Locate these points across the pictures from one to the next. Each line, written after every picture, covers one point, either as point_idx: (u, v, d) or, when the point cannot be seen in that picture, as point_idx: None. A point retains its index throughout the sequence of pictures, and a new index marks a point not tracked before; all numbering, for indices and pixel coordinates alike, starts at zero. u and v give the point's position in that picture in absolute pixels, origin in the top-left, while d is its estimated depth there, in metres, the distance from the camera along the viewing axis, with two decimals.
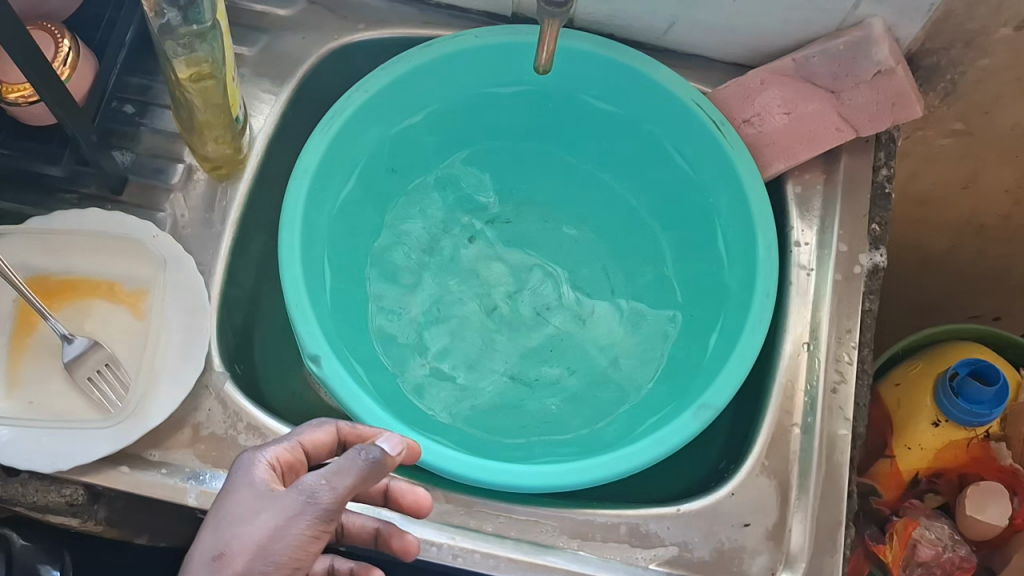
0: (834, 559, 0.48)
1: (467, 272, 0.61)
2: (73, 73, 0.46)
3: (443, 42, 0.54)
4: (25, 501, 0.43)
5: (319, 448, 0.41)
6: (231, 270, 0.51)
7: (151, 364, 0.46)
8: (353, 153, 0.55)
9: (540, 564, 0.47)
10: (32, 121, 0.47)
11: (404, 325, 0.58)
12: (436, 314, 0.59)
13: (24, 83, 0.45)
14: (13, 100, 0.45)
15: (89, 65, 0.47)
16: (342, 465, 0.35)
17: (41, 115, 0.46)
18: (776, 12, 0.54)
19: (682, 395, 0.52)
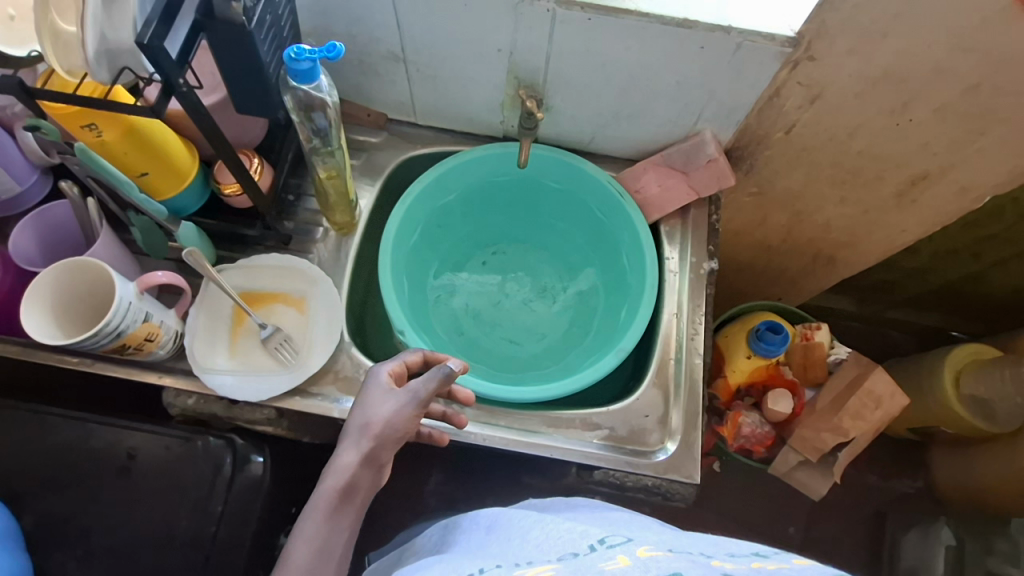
0: (696, 431, 0.82)
1: (479, 284, 1.01)
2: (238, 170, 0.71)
3: (465, 153, 0.92)
4: (245, 417, 0.80)
5: (414, 364, 0.71)
6: None
7: (311, 338, 0.83)
8: (414, 219, 0.93)
9: (531, 441, 0.81)
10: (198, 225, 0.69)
11: (445, 316, 0.97)
12: (462, 308, 0.99)
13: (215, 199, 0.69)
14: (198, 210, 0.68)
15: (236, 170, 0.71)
16: (431, 375, 0.61)
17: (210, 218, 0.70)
18: (649, 128, 0.90)
19: (608, 341, 0.90)
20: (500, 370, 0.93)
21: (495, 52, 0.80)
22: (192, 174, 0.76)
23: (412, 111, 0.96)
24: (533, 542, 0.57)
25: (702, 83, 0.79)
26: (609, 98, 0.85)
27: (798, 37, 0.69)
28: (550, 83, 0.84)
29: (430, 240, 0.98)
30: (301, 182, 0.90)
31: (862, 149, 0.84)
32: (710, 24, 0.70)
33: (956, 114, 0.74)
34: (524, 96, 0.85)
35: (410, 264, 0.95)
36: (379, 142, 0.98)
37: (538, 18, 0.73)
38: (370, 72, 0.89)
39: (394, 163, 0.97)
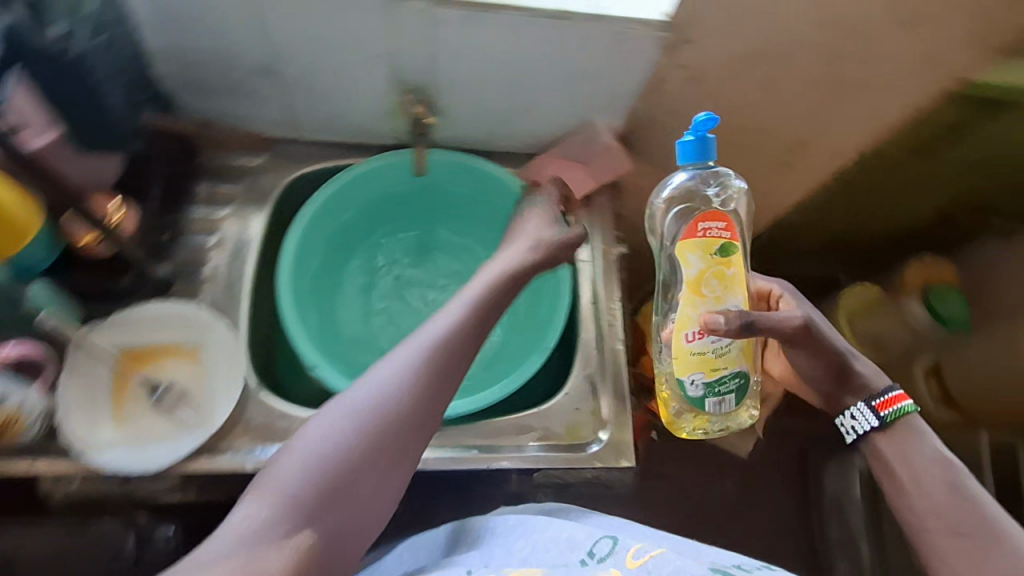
0: (627, 416, 0.82)
1: (393, 300, 0.95)
2: None
3: (358, 166, 0.88)
4: (146, 489, 0.72)
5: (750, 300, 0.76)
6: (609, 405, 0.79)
7: (212, 389, 0.76)
8: (312, 242, 0.89)
9: (466, 456, 0.78)
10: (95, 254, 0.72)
11: (361, 341, 0.91)
12: (377, 328, 0.93)
13: (88, 235, 0.70)
14: (85, 245, 0.71)
15: None
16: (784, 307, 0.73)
17: (98, 249, 0.72)
18: (542, 124, 0.89)
19: (531, 342, 0.88)
20: None
21: (373, 58, 0.76)
22: (37, 229, 0.66)
23: (294, 126, 0.90)
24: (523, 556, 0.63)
25: (589, 73, 0.78)
26: (500, 95, 0.83)
27: (671, 22, 0.70)
28: (437, 86, 0.81)
29: (336, 259, 0.94)
30: (178, 219, 0.86)
31: (743, 122, 0.88)
32: (586, 14, 0.69)
33: (818, 82, 0.80)
34: (410, 102, 0.82)
35: (314, 287, 0.90)
36: (262, 164, 0.91)
37: (413, 21, 0.70)
38: (240, 89, 0.82)
39: (280, 185, 0.91)
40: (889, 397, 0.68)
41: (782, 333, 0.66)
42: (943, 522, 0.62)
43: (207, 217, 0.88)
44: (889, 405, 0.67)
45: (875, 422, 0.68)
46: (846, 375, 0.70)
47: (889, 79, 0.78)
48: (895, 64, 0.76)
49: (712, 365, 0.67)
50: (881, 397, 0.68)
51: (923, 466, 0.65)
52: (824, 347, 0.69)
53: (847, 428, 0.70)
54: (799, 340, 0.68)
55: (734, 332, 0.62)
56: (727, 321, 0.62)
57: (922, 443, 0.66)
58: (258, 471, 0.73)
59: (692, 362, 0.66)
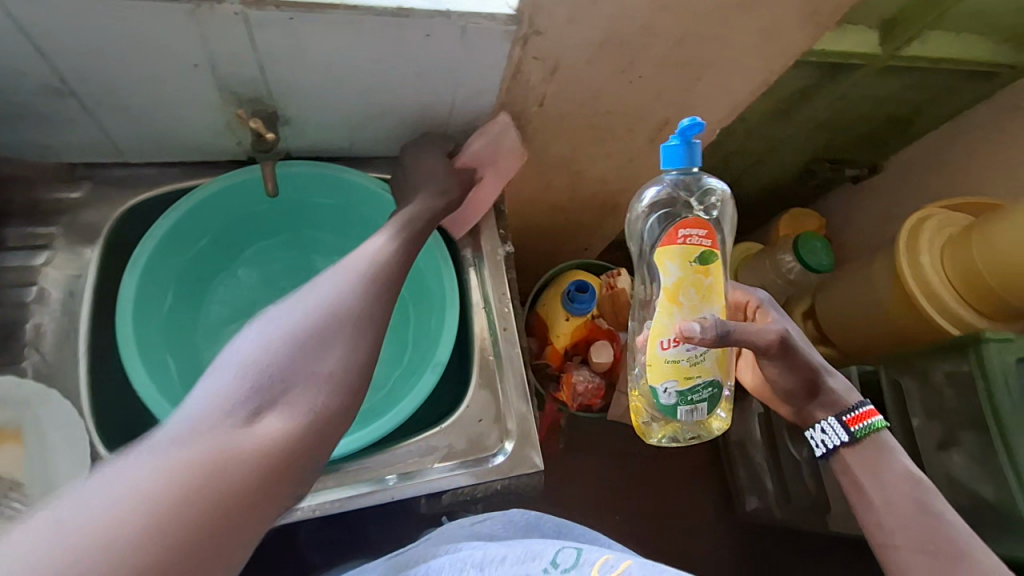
0: (530, 419, 0.81)
1: None
2: None
3: (201, 189, 0.78)
4: None
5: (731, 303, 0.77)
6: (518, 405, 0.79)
7: (48, 475, 0.65)
8: (158, 281, 0.78)
9: (368, 493, 0.74)
10: None
11: None
12: None
13: None
14: None
15: None
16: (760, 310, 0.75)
17: None
18: (406, 124, 0.83)
19: (424, 356, 0.84)
20: None
21: (192, 68, 0.66)
22: None
23: (114, 150, 0.77)
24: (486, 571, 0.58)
25: (445, 69, 0.73)
26: (351, 100, 0.76)
27: (519, 14, 0.66)
28: (277, 93, 0.72)
29: (192, 299, 0.84)
30: None
31: (609, 107, 0.87)
32: (427, 9, 0.64)
33: (675, 64, 0.80)
34: (244, 117, 0.74)
35: (165, 332, 0.80)
36: (83, 198, 0.78)
37: (230, 25, 0.61)
38: (30, 114, 0.68)
39: (110, 220, 0.78)
40: (859, 412, 0.69)
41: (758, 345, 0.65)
42: (914, 537, 0.63)
43: (22, 267, 0.75)
44: (861, 419, 0.69)
45: (845, 438, 0.69)
46: (815, 387, 0.71)
47: (738, 56, 0.80)
48: (740, 43, 0.78)
49: (688, 375, 0.67)
50: (853, 413, 0.69)
51: (894, 479, 0.67)
52: (799, 360, 0.69)
53: (816, 440, 0.71)
54: (774, 354, 0.68)
55: (709, 340, 0.62)
56: (703, 329, 0.62)
57: (891, 457, 0.68)
58: None
59: (665, 369, 0.67)
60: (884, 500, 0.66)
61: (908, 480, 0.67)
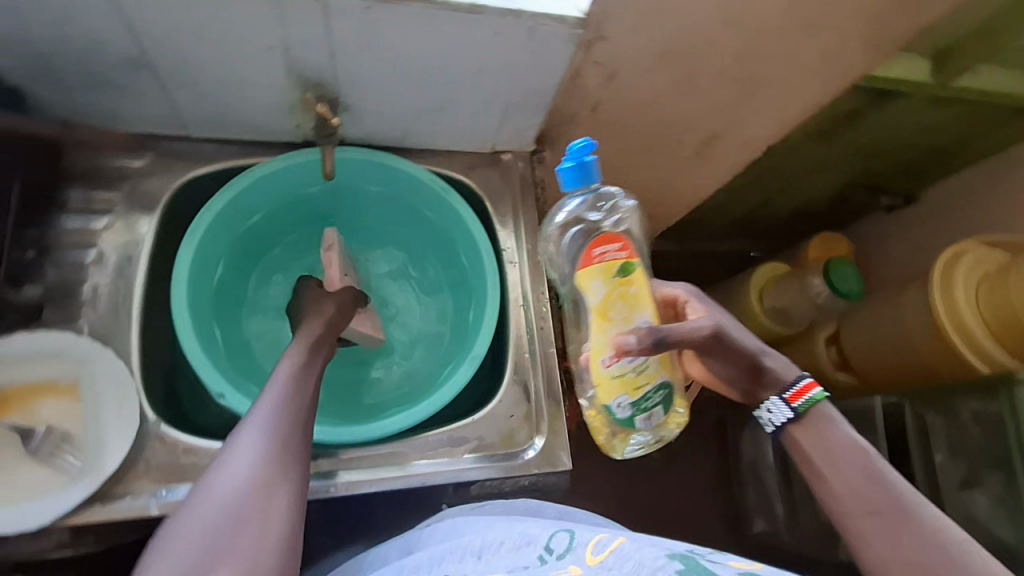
0: (560, 417, 0.82)
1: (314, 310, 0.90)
2: None
3: (259, 168, 0.80)
4: (26, 550, 0.64)
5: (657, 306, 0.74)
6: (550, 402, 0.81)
7: (99, 432, 0.67)
8: (212, 254, 0.81)
9: (399, 475, 0.76)
10: None
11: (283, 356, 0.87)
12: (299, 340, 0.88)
13: None
14: None
15: None
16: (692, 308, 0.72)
17: None
18: (460, 120, 0.85)
19: (461, 347, 0.86)
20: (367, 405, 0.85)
21: (266, 51, 0.68)
22: None
23: (179, 123, 0.79)
24: (483, 558, 0.61)
25: (507, 68, 0.75)
26: (410, 91, 0.78)
27: (587, 18, 0.67)
28: (341, 80, 0.74)
29: (240, 273, 0.87)
30: (44, 232, 0.76)
31: (660, 117, 0.88)
32: (499, 9, 0.65)
33: (732, 79, 0.81)
34: (312, 100, 0.75)
35: (215, 304, 0.82)
36: (145, 167, 0.80)
37: (307, 11, 0.63)
38: (106, 84, 0.70)
39: (169, 191, 0.80)
40: (799, 387, 0.66)
41: (692, 344, 0.65)
42: (860, 504, 0.59)
43: (81, 229, 0.77)
44: (801, 394, 0.65)
45: (789, 415, 0.65)
46: (758, 372, 0.68)
47: (795, 76, 0.80)
48: (799, 61, 0.78)
49: (636, 385, 0.68)
50: (793, 390, 0.66)
51: (840, 450, 0.62)
52: (734, 350, 0.66)
53: (764, 420, 0.68)
54: (710, 349, 0.67)
55: (645, 350, 0.63)
56: (639, 340, 0.63)
57: (835, 427, 0.64)
58: (164, 515, 0.67)
59: (613, 385, 0.67)
60: (832, 475, 0.62)
61: (853, 448, 0.62)
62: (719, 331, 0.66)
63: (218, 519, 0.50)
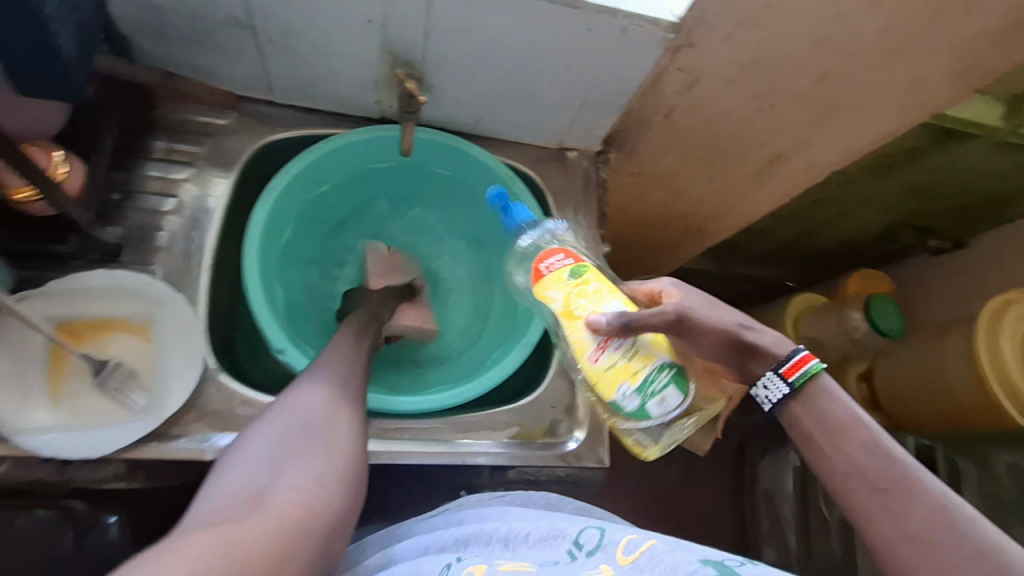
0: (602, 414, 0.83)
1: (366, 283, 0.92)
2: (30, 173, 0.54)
3: (338, 137, 0.83)
4: (82, 478, 0.65)
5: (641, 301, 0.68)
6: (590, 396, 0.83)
7: (164, 373, 0.69)
8: (282, 215, 0.83)
9: (441, 451, 0.77)
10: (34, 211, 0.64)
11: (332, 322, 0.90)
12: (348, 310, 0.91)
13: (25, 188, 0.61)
14: (19, 200, 0.61)
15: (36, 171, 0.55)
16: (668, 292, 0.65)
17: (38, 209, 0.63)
18: (535, 113, 0.87)
19: (510, 334, 0.87)
20: (412, 381, 0.87)
21: (364, 24, 0.70)
22: None
23: (266, 87, 0.82)
24: (510, 547, 0.63)
25: (591, 65, 0.76)
26: (493, 79, 0.79)
27: (682, 23, 0.68)
28: (430, 60, 0.76)
29: (304, 238, 0.89)
30: (129, 178, 0.77)
31: (730, 131, 0.89)
32: (597, 5, 0.66)
33: (810, 100, 0.81)
34: (400, 76, 0.77)
35: (277, 264, 0.84)
36: (229, 126, 0.83)
37: None
38: (207, 41, 0.73)
39: (249, 151, 0.83)
40: (795, 360, 0.58)
41: (657, 329, 0.59)
42: (861, 480, 0.54)
43: (163, 178, 0.79)
44: (795, 368, 0.58)
45: (786, 391, 0.58)
46: (741, 351, 0.59)
47: (873, 102, 0.80)
48: (880, 89, 0.78)
49: (628, 373, 0.61)
50: (790, 362, 0.58)
51: (840, 424, 0.56)
52: (704, 330, 0.59)
53: (758, 396, 0.61)
54: (680, 332, 0.60)
55: (616, 330, 0.61)
56: (607, 322, 0.61)
57: (833, 396, 0.58)
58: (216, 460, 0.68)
59: (608, 376, 0.62)
60: (832, 451, 0.56)
61: (852, 418, 0.56)
62: (680, 311, 0.58)
63: (223, 492, 0.52)
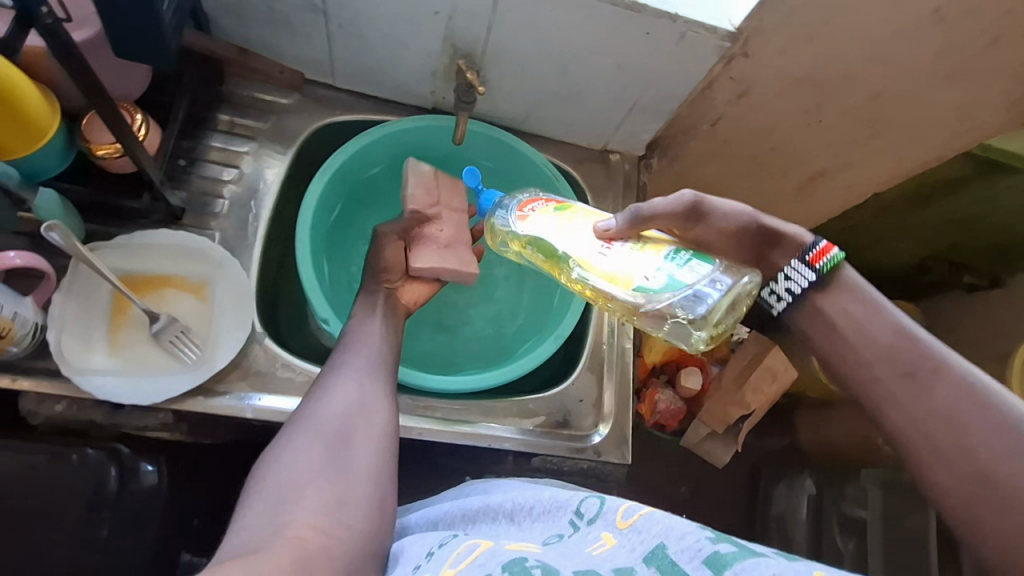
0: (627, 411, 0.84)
1: None
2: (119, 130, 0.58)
3: (393, 123, 0.86)
4: (131, 423, 0.68)
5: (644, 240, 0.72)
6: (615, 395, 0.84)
7: (215, 331, 0.73)
8: (333, 193, 0.87)
9: (469, 433, 0.78)
10: (113, 167, 0.68)
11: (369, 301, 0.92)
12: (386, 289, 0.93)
13: (109, 145, 0.65)
14: (101, 156, 0.65)
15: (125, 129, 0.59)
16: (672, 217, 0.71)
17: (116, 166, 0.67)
18: (583, 113, 0.89)
19: (542, 326, 0.88)
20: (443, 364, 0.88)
21: (431, 15, 0.73)
22: (54, 130, 0.62)
23: (329, 70, 0.86)
24: (515, 521, 0.59)
25: (645, 68, 0.78)
26: (548, 76, 0.82)
27: (738, 32, 0.71)
28: (489, 54, 0.79)
29: (351, 217, 0.92)
30: (196, 146, 0.81)
31: (775, 144, 0.90)
32: (657, 9, 0.69)
33: (859, 118, 0.82)
34: (461, 67, 0.80)
35: (325, 240, 0.88)
36: (291, 105, 0.87)
37: None
38: (282, 22, 0.77)
39: (308, 131, 0.87)
40: (818, 249, 0.58)
41: (670, 210, 0.64)
42: (887, 361, 0.52)
43: (226, 150, 0.83)
44: (818, 257, 0.57)
45: (811, 278, 0.57)
46: (766, 234, 0.62)
47: (922, 123, 0.81)
48: (932, 111, 0.78)
49: (645, 257, 0.61)
50: (814, 250, 0.58)
51: (864, 312, 0.55)
52: (718, 216, 0.64)
53: (779, 292, 0.59)
54: (692, 220, 0.65)
55: (625, 225, 0.64)
56: (616, 221, 0.64)
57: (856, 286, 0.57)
58: (255, 419, 0.71)
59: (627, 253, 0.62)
60: (855, 337, 0.54)
61: (875, 305, 0.55)
62: (691, 196, 0.65)
63: (252, 510, 0.52)
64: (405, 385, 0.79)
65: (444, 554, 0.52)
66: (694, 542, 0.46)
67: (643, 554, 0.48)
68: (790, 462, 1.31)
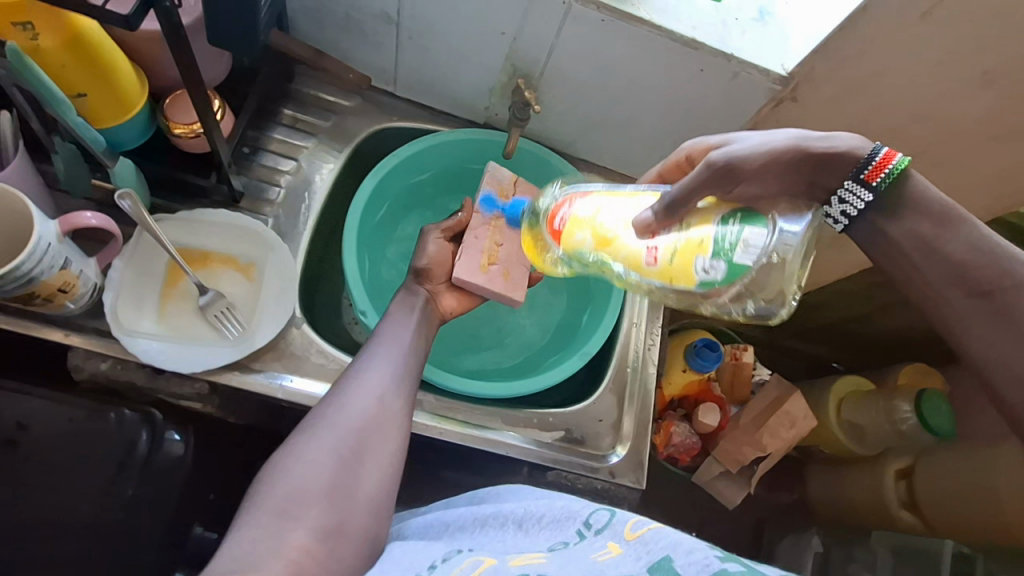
0: (644, 436, 0.84)
1: None
2: (202, 111, 0.62)
3: (447, 134, 0.90)
4: (169, 389, 0.72)
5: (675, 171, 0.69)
6: (635, 419, 0.85)
7: (257, 311, 0.75)
8: (382, 193, 0.91)
9: (488, 439, 0.79)
10: (188, 146, 0.72)
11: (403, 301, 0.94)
12: None
13: (188, 125, 0.70)
14: (178, 134, 0.70)
15: (206, 111, 0.63)
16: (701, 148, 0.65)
17: (191, 144, 0.72)
18: (628, 142, 0.92)
19: (569, 344, 0.90)
20: (468, 371, 0.90)
21: (497, 35, 0.77)
22: (139, 107, 0.67)
23: (392, 79, 0.90)
24: (524, 529, 0.57)
25: (695, 104, 0.81)
26: (599, 102, 0.85)
27: (790, 77, 0.73)
28: (547, 76, 0.82)
29: (394, 219, 0.95)
30: (260, 135, 0.86)
31: None
32: (714, 48, 0.72)
33: None
34: (518, 86, 0.83)
35: (368, 236, 0.91)
36: (352, 107, 0.91)
37: (552, 9, 0.71)
38: (355, 28, 0.82)
39: (366, 132, 0.91)
40: (878, 161, 0.55)
41: (699, 181, 0.58)
42: (958, 282, 0.52)
43: (286, 142, 0.87)
44: (877, 171, 0.54)
45: (871, 197, 0.55)
46: (814, 162, 0.56)
47: (961, 183, 0.82)
48: (974, 171, 0.80)
49: (698, 245, 0.58)
50: (871, 165, 0.55)
51: (934, 231, 0.53)
52: (756, 168, 0.57)
53: (835, 216, 0.57)
54: (728, 183, 0.58)
55: (660, 214, 0.60)
56: (653, 212, 0.61)
57: (926, 196, 0.54)
58: (285, 401, 0.73)
59: (680, 262, 0.59)
60: (924, 263, 0.53)
61: (946, 221, 0.53)
62: (719, 158, 0.57)
63: (252, 522, 0.50)
64: (431, 386, 0.81)
65: (446, 565, 0.49)
66: (702, 557, 0.46)
67: (649, 564, 0.47)
68: (800, 517, 1.28)
